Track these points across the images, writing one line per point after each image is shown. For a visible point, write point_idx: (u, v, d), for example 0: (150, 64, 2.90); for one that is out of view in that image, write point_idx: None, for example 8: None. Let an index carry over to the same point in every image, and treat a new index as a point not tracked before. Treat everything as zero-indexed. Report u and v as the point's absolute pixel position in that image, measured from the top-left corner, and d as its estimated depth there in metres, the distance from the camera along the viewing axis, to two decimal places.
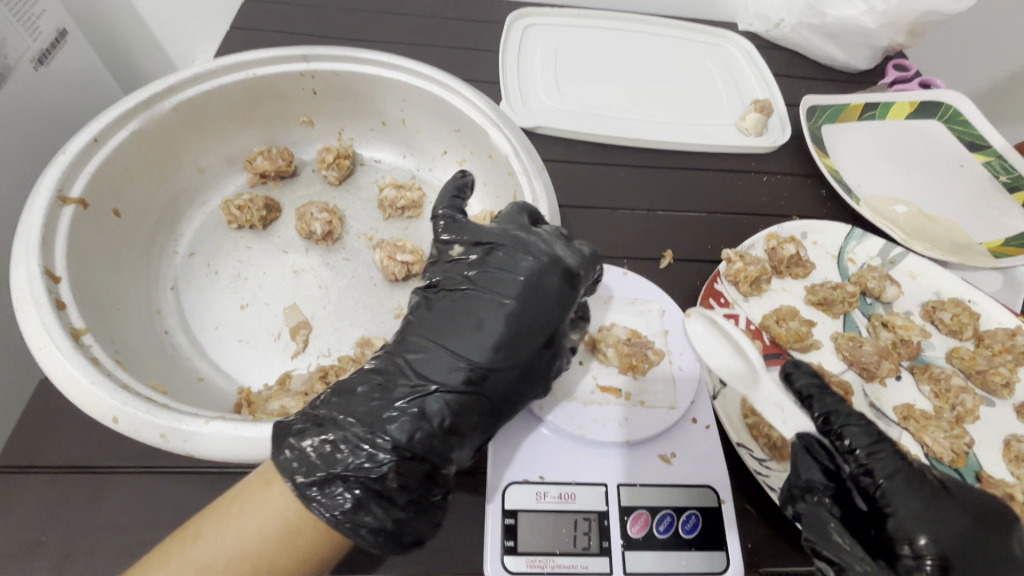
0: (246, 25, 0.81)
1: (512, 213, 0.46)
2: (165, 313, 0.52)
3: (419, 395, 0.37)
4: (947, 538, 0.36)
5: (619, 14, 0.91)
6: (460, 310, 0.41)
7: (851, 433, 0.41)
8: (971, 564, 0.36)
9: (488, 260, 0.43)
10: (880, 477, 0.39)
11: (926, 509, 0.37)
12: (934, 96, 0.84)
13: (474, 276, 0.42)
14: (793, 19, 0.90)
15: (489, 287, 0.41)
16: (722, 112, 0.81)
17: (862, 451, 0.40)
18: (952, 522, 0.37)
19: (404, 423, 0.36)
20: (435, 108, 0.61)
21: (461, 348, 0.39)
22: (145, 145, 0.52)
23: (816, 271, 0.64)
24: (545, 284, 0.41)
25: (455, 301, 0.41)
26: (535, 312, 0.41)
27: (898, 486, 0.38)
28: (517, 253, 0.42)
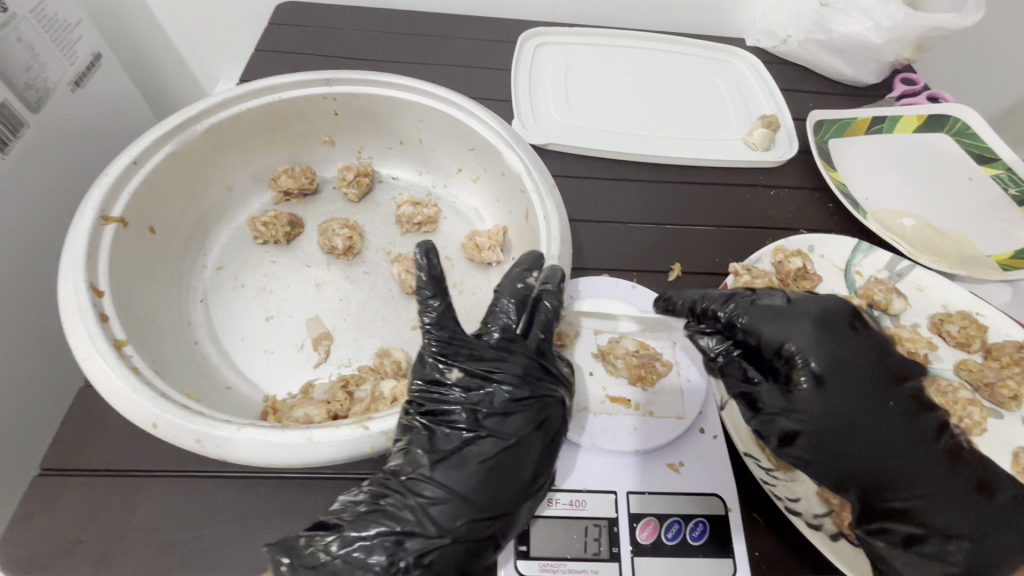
0: (270, 48, 0.85)
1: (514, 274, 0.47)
2: (196, 325, 0.54)
3: (465, 542, 0.37)
4: (810, 341, 0.42)
5: (628, 32, 0.94)
6: (493, 434, 0.40)
7: (772, 342, 0.43)
8: (841, 367, 0.41)
9: (515, 381, 0.42)
10: (741, 318, 0.44)
11: (794, 326, 0.42)
12: (941, 109, 0.85)
13: (522, 395, 0.42)
14: (800, 35, 0.92)
15: (499, 408, 0.41)
16: (730, 126, 0.83)
17: (722, 306, 0.46)
18: (803, 329, 0.42)
19: (440, 560, 0.36)
20: (451, 128, 0.64)
21: (468, 492, 0.38)
22: (178, 166, 0.55)
23: (823, 284, 0.65)
24: (532, 416, 0.42)
25: (498, 420, 0.41)
26: (554, 415, 0.42)
27: (756, 318, 0.44)
28: (503, 363, 0.43)
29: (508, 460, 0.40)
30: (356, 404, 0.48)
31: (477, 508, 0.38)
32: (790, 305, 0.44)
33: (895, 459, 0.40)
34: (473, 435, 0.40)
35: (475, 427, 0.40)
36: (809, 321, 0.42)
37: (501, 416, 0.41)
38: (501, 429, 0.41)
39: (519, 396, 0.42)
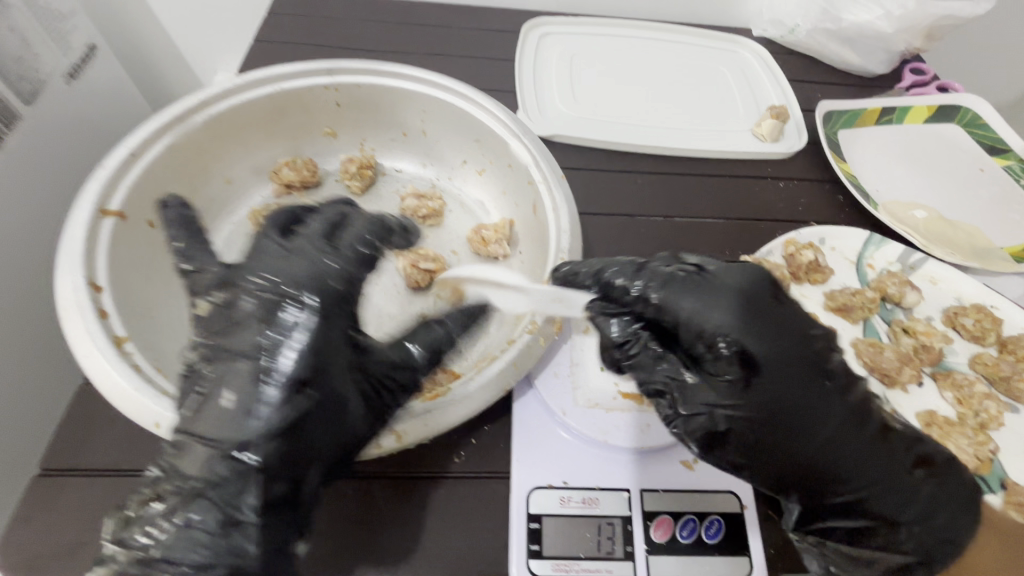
0: (268, 39, 0.83)
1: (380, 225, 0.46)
2: (197, 321, 0.53)
3: (243, 488, 0.33)
4: (728, 323, 0.35)
5: (633, 22, 0.92)
6: (240, 354, 0.35)
7: (695, 324, 0.36)
8: (777, 353, 0.35)
9: (296, 288, 0.37)
10: (654, 296, 0.37)
11: (708, 301, 0.36)
12: (951, 100, 0.84)
13: (292, 301, 0.36)
14: (808, 25, 0.90)
15: (236, 319, 0.36)
16: (737, 117, 0.81)
17: (645, 283, 0.38)
18: (722, 306, 0.35)
19: (204, 512, 0.32)
20: (456, 118, 0.62)
21: (232, 425, 0.33)
22: (177, 159, 0.54)
23: (834, 277, 0.64)
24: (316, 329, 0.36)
25: (234, 333, 0.36)
26: (330, 317, 0.38)
27: (671, 293, 0.37)
28: (268, 272, 0.38)
29: (245, 381, 0.34)
30: None
31: (223, 441, 0.33)
32: (703, 273, 0.37)
33: (851, 450, 0.36)
34: (229, 354, 0.35)
35: (214, 350, 0.36)
36: (737, 299, 0.36)
37: (244, 328, 0.36)
38: (249, 345, 0.35)
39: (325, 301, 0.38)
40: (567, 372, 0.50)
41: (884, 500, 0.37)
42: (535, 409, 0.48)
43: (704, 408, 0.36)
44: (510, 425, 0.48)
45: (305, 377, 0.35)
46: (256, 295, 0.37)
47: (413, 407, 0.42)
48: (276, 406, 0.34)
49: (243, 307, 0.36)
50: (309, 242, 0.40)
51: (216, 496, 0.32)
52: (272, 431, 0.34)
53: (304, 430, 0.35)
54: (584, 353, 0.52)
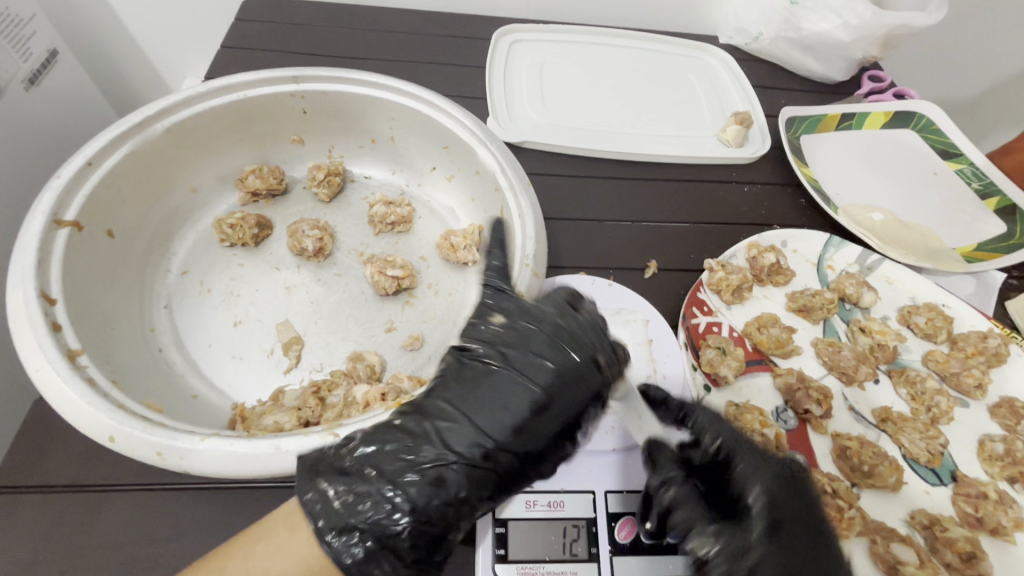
0: (239, 45, 0.82)
1: (559, 299, 0.45)
2: (159, 331, 0.52)
3: (440, 461, 0.38)
4: (773, 482, 0.43)
5: (602, 29, 0.94)
6: (521, 376, 0.41)
7: (750, 473, 0.43)
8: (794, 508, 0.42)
9: (574, 344, 0.42)
10: (717, 445, 0.45)
11: (763, 470, 0.43)
12: (906, 106, 0.87)
13: (569, 364, 0.42)
14: (771, 33, 0.93)
15: (526, 346, 0.42)
16: (704, 123, 0.83)
17: (712, 432, 0.45)
18: (768, 473, 0.43)
19: (437, 491, 0.38)
20: (424, 127, 0.63)
21: (481, 417, 0.40)
22: (138, 167, 0.53)
23: (796, 279, 0.65)
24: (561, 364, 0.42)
25: (517, 358, 0.42)
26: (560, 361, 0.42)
27: (731, 439, 0.45)
28: (560, 322, 0.43)
29: (515, 396, 0.40)
30: (328, 411, 0.47)
31: (484, 433, 0.39)
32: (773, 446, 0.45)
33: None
34: (518, 372, 0.41)
35: (495, 355, 0.42)
36: (768, 458, 0.44)
37: (531, 358, 0.42)
38: (529, 373, 0.41)
39: (505, 348, 0.43)
40: None
41: None
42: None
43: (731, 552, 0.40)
44: None
45: (518, 404, 0.40)
46: (534, 333, 0.43)
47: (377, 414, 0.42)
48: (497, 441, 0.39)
49: (529, 339, 0.43)
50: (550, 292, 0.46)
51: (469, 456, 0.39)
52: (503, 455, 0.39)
53: (526, 451, 0.40)
54: None
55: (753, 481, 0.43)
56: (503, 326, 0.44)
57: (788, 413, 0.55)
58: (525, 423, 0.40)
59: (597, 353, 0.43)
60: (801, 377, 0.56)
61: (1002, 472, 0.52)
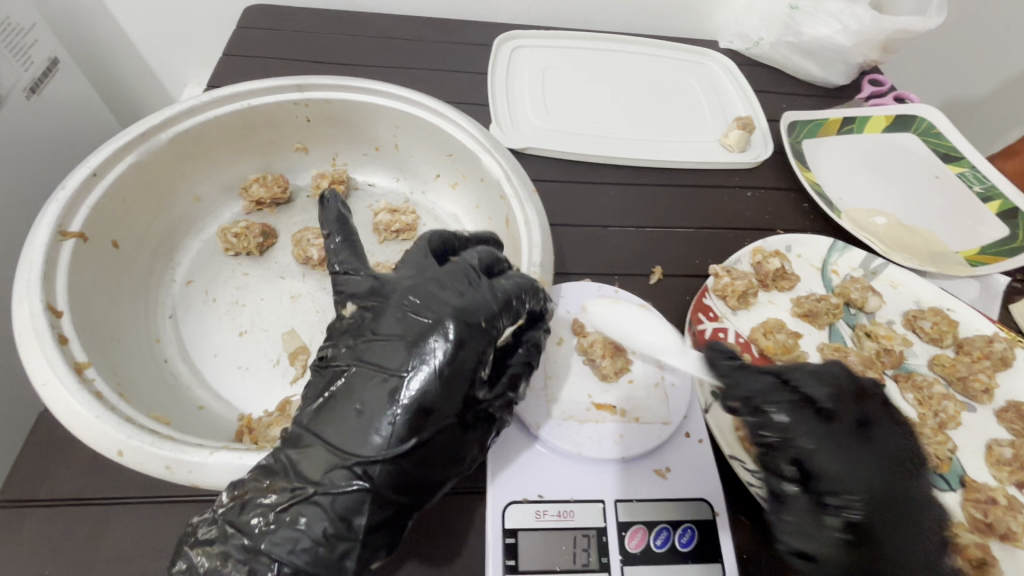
0: (241, 53, 0.82)
1: (459, 274, 0.41)
2: (164, 342, 0.52)
3: (296, 496, 0.34)
4: (860, 473, 0.38)
5: (603, 35, 0.94)
6: (382, 367, 0.37)
7: (836, 466, 0.38)
8: (881, 503, 0.38)
9: (431, 312, 0.39)
10: (799, 439, 0.39)
11: (848, 461, 0.38)
12: (907, 110, 0.87)
13: (434, 332, 0.37)
14: (771, 38, 0.93)
15: (384, 334, 0.39)
16: (706, 128, 0.83)
17: (789, 420, 0.39)
18: (856, 462, 0.38)
19: (313, 516, 0.34)
20: (428, 134, 0.63)
21: (339, 436, 0.35)
22: (142, 177, 0.53)
23: (801, 283, 0.65)
24: (433, 352, 0.37)
25: (376, 348, 0.38)
26: (463, 346, 0.37)
27: (813, 428, 0.39)
28: (415, 298, 0.40)
29: (380, 388, 0.36)
30: None
31: (345, 453, 0.35)
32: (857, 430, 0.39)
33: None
34: (378, 366, 0.37)
35: (353, 359, 0.39)
36: (857, 445, 0.39)
37: (391, 345, 0.38)
38: (389, 362, 0.37)
39: (362, 344, 0.39)
40: (540, 387, 0.50)
41: None
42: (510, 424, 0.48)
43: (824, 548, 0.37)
44: None
45: (384, 404, 0.36)
46: (403, 314, 0.39)
47: None
48: (374, 450, 0.35)
49: (391, 326, 0.39)
50: (413, 270, 0.43)
51: (325, 485, 0.34)
52: (368, 473, 0.34)
53: (393, 460, 0.35)
54: (558, 365, 0.52)
55: (836, 474, 0.38)
56: (359, 328, 0.41)
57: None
58: (412, 400, 0.35)
59: (478, 316, 0.39)
60: None
61: (1012, 478, 0.51)
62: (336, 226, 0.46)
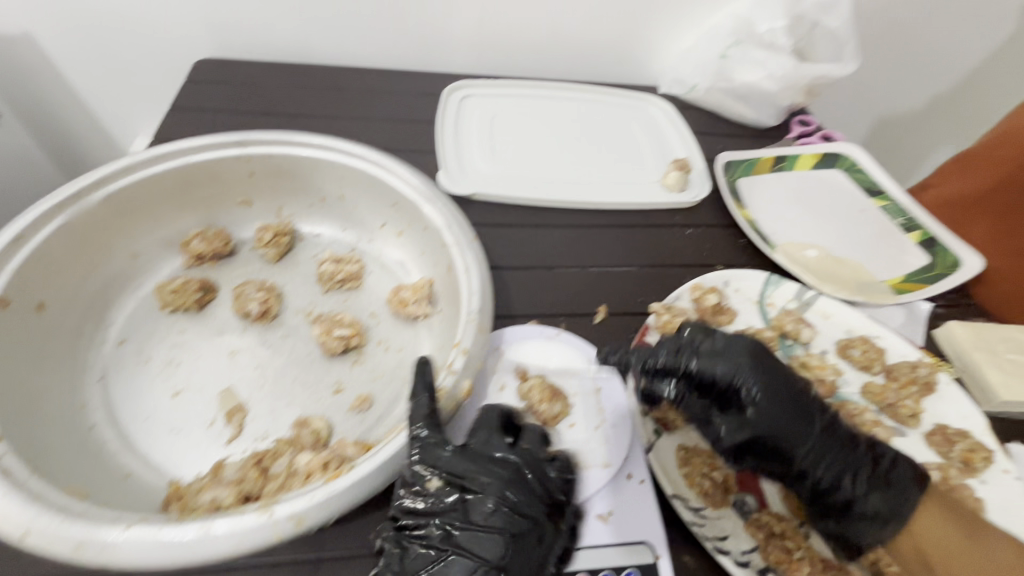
0: (189, 106, 0.83)
1: (537, 447, 0.48)
2: (91, 407, 0.50)
3: None
4: (726, 362, 0.50)
5: (549, 83, 0.98)
6: (479, 558, 0.40)
7: (717, 373, 0.50)
8: (761, 378, 0.50)
9: (524, 507, 0.43)
10: (690, 366, 0.50)
11: (717, 359, 0.51)
12: (833, 148, 0.93)
13: (521, 530, 0.42)
14: (705, 83, 1.00)
15: (479, 524, 0.41)
16: (647, 170, 0.87)
17: (670, 355, 0.51)
18: (720, 361, 0.50)
19: None
20: (372, 185, 0.64)
21: None
22: (74, 237, 0.53)
23: (739, 317, 0.68)
24: (522, 534, 0.42)
25: (473, 537, 0.41)
26: (535, 534, 0.43)
27: (690, 351, 0.51)
28: (511, 489, 0.43)
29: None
30: (270, 482, 0.45)
31: None
32: (713, 340, 0.52)
33: (798, 428, 0.49)
34: (476, 556, 0.40)
35: (447, 545, 0.40)
36: (720, 350, 0.51)
37: (489, 537, 0.41)
38: (486, 554, 0.40)
39: (459, 530, 0.41)
40: None
41: (834, 462, 0.49)
42: None
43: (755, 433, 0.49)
44: None
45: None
46: (498, 506, 0.42)
47: (313, 489, 0.40)
48: None
49: (488, 514, 0.42)
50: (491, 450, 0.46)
51: None
52: None
53: None
54: None
55: (721, 374, 0.50)
56: (452, 510, 0.42)
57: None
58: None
59: (553, 510, 0.45)
60: None
61: None
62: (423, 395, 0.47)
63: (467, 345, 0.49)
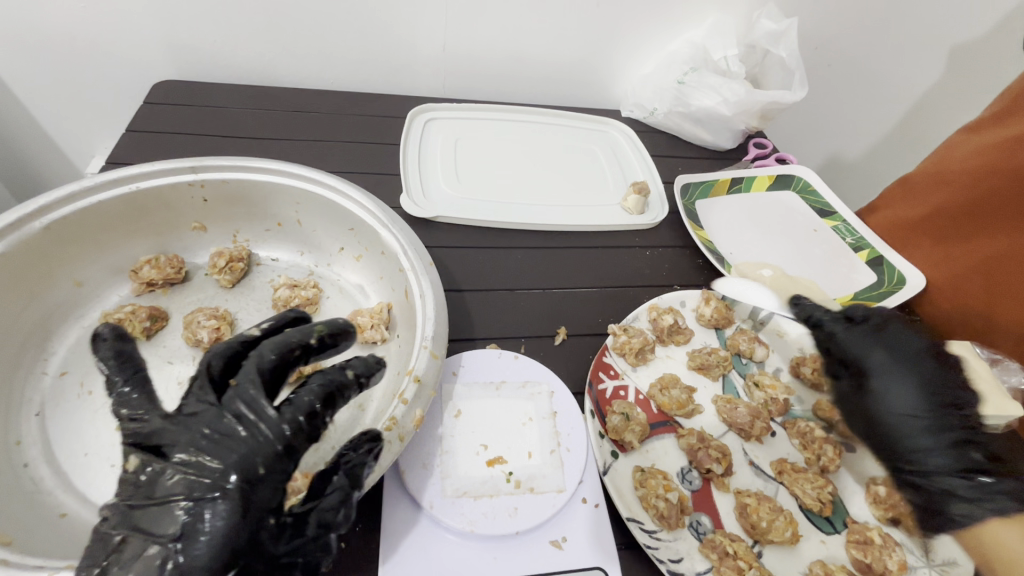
0: (146, 128, 0.82)
1: (263, 355, 0.39)
2: (26, 444, 0.48)
3: None
4: (893, 338, 0.55)
5: (512, 107, 1.00)
6: (151, 536, 0.33)
7: (876, 343, 0.55)
8: (866, 349, 0.55)
9: (215, 461, 0.35)
10: (851, 332, 0.56)
11: (877, 333, 0.56)
12: (786, 171, 0.97)
13: (216, 461, 0.35)
14: (664, 107, 1.03)
15: (198, 435, 0.36)
16: (609, 193, 0.89)
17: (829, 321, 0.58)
18: (887, 335, 0.55)
19: None
20: (330, 209, 0.64)
21: (151, 530, 0.33)
22: (11, 267, 0.51)
23: (695, 337, 0.69)
24: (246, 438, 0.36)
25: (147, 513, 0.34)
26: (263, 434, 0.36)
27: (876, 326, 0.57)
28: (222, 404, 0.37)
29: (190, 485, 0.34)
30: None
31: (156, 539, 0.33)
32: (867, 326, 0.57)
33: (888, 398, 0.51)
34: (154, 533, 0.33)
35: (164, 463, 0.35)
36: (892, 331, 0.56)
37: (165, 510, 0.33)
38: (164, 529, 0.33)
39: (136, 506, 0.34)
40: (436, 463, 0.50)
41: (910, 428, 0.49)
42: (422, 520, 0.46)
43: (868, 397, 0.53)
44: (376, 524, 0.46)
45: (195, 488, 0.34)
46: (179, 472, 0.35)
47: None
48: (186, 537, 0.32)
49: (167, 484, 0.34)
50: (197, 401, 0.38)
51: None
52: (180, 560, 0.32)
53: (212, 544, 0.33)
54: (454, 440, 0.51)
55: (885, 340, 0.55)
56: (135, 486, 0.35)
57: (692, 473, 0.56)
58: (181, 571, 0.31)
59: (266, 455, 0.36)
60: (701, 437, 0.58)
61: (886, 515, 0.55)
62: (112, 366, 0.41)
63: (407, 396, 0.47)
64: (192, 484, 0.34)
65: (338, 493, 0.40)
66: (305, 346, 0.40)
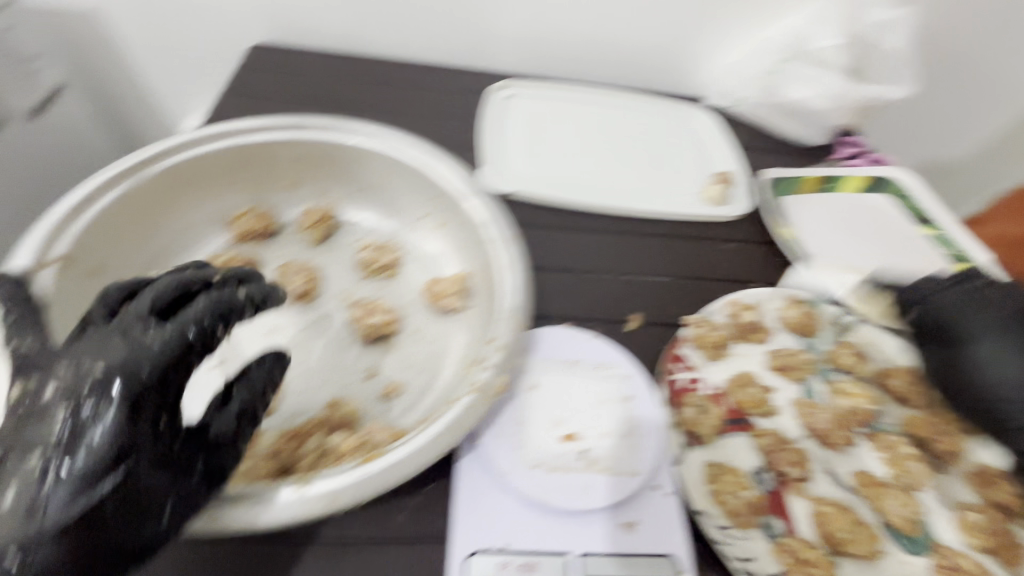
0: (242, 89, 0.85)
1: (163, 292, 0.40)
2: None
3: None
4: (985, 303, 0.59)
5: (593, 88, 0.98)
6: (31, 444, 0.34)
7: (971, 312, 0.59)
8: (959, 318, 0.59)
9: (86, 368, 0.35)
10: (950, 303, 0.61)
11: (974, 300, 0.60)
12: (881, 172, 0.91)
13: (87, 371, 0.35)
14: (753, 98, 0.99)
15: (69, 353, 0.37)
16: (689, 182, 0.86)
17: (928, 294, 0.63)
18: (985, 301, 0.59)
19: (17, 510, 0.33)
20: (416, 177, 0.65)
21: (21, 439, 0.34)
22: (132, 208, 0.55)
23: (776, 336, 0.66)
24: (105, 348, 0.36)
25: (28, 425, 0.35)
26: (136, 347, 0.37)
27: (966, 292, 0.61)
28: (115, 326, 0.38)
29: (57, 395, 0.35)
30: (302, 458, 0.47)
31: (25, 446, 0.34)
32: (971, 293, 0.60)
33: (992, 368, 0.56)
34: (33, 444, 0.34)
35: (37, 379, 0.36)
36: (999, 297, 0.59)
37: (42, 419, 0.34)
38: (46, 435, 0.34)
39: (17, 419, 0.35)
40: (511, 431, 0.50)
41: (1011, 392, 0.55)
42: (496, 485, 0.47)
43: (980, 367, 0.56)
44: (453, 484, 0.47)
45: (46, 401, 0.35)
46: (54, 385, 0.35)
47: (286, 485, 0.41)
48: (55, 443, 0.34)
49: (42, 398, 0.35)
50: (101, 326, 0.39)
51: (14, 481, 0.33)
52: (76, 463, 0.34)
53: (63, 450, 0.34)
54: (530, 412, 0.52)
55: (980, 302, 0.59)
56: (17, 404, 0.35)
57: (766, 475, 0.54)
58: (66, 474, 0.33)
59: (153, 364, 0.37)
60: (779, 439, 0.56)
61: (980, 544, 0.52)
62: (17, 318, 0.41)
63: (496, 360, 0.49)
64: (48, 397, 0.35)
65: (237, 409, 0.43)
66: (206, 282, 0.42)
